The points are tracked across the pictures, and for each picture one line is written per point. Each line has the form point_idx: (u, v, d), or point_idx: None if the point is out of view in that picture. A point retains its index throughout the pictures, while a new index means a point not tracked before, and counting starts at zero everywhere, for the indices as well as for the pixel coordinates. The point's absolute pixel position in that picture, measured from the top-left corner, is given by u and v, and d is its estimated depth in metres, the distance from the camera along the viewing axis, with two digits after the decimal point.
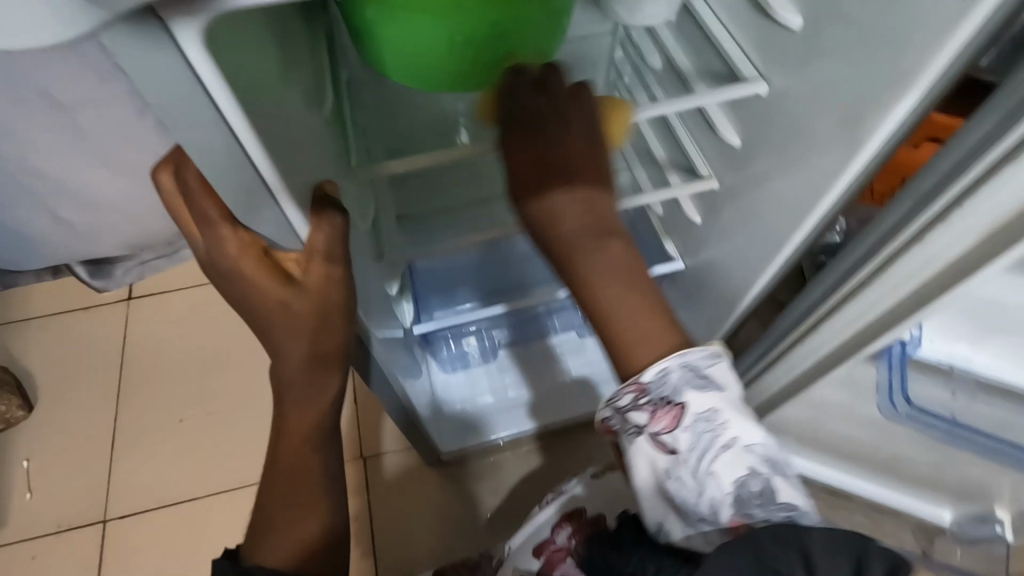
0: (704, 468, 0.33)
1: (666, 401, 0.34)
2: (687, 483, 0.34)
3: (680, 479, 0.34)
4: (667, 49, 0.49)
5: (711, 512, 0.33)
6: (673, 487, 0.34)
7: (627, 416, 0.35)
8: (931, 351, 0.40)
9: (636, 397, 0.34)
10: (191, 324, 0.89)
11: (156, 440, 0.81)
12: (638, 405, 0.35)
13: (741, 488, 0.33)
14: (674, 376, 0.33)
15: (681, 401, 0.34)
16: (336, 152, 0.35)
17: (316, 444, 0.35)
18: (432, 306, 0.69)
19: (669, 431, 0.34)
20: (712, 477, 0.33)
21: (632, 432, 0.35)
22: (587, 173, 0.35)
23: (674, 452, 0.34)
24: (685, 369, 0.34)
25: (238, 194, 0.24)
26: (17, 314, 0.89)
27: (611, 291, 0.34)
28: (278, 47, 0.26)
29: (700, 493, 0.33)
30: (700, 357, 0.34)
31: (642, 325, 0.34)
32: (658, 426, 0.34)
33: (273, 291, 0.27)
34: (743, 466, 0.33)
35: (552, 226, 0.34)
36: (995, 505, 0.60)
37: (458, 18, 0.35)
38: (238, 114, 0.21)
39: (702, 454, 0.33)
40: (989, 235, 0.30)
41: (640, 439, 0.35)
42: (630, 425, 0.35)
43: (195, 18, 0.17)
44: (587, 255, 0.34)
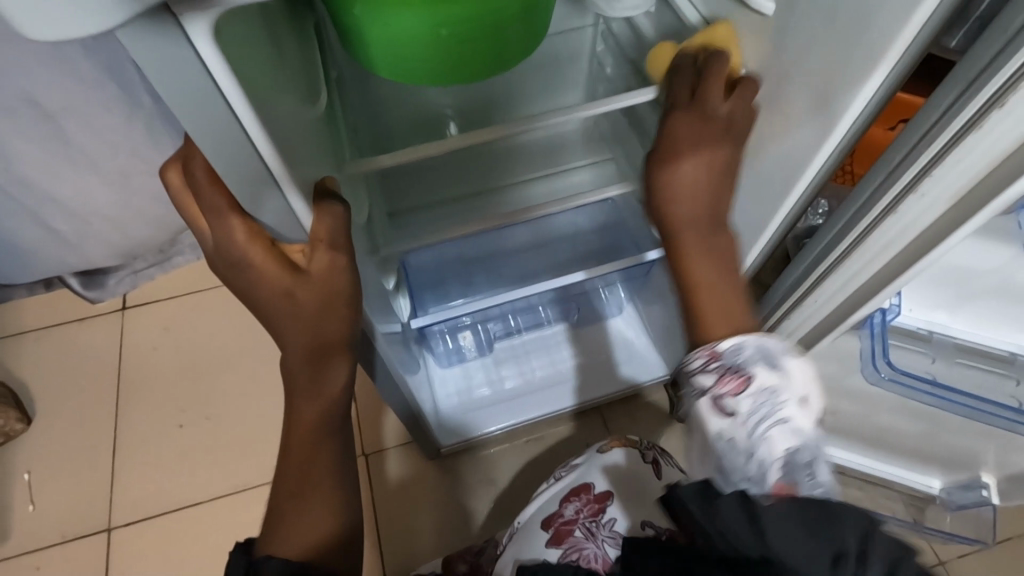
0: (759, 433, 0.34)
1: (733, 369, 0.35)
2: (739, 444, 0.34)
3: (734, 439, 0.35)
4: (647, 39, 0.51)
5: (757, 476, 0.34)
6: (724, 446, 0.35)
7: (694, 379, 0.36)
8: (910, 318, 0.43)
9: (707, 360, 0.35)
10: (187, 331, 0.89)
11: (157, 447, 0.82)
12: (707, 369, 0.35)
13: (790, 457, 0.34)
14: (747, 350, 0.35)
15: (751, 372, 0.34)
16: (330, 149, 0.36)
17: (326, 434, 0.35)
18: (426, 302, 0.70)
19: (734, 395, 0.34)
20: (765, 442, 0.34)
21: (696, 393, 0.36)
22: (723, 146, 0.37)
23: (733, 416, 0.35)
24: (757, 347, 0.35)
25: (244, 185, 0.25)
26: (12, 328, 0.89)
27: (703, 269, 0.36)
28: (272, 46, 0.27)
29: (751, 456, 0.34)
30: (774, 342, 0.35)
31: (723, 306, 0.37)
32: (723, 390, 0.35)
33: (280, 280, 0.28)
34: (796, 440, 0.34)
35: (668, 194, 0.37)
36: (982, 470, 0.62)
37: (444, 13, 0.36)
38: (243, 105, 0.22)
39: (761, 421, 0.34)
40: (958, 201, 0.32)
41: (702, 399, 0.36)
42: (695, 387, 0.36)
43: (205, 13, 0.18)
44: (696, 231, 0.37)
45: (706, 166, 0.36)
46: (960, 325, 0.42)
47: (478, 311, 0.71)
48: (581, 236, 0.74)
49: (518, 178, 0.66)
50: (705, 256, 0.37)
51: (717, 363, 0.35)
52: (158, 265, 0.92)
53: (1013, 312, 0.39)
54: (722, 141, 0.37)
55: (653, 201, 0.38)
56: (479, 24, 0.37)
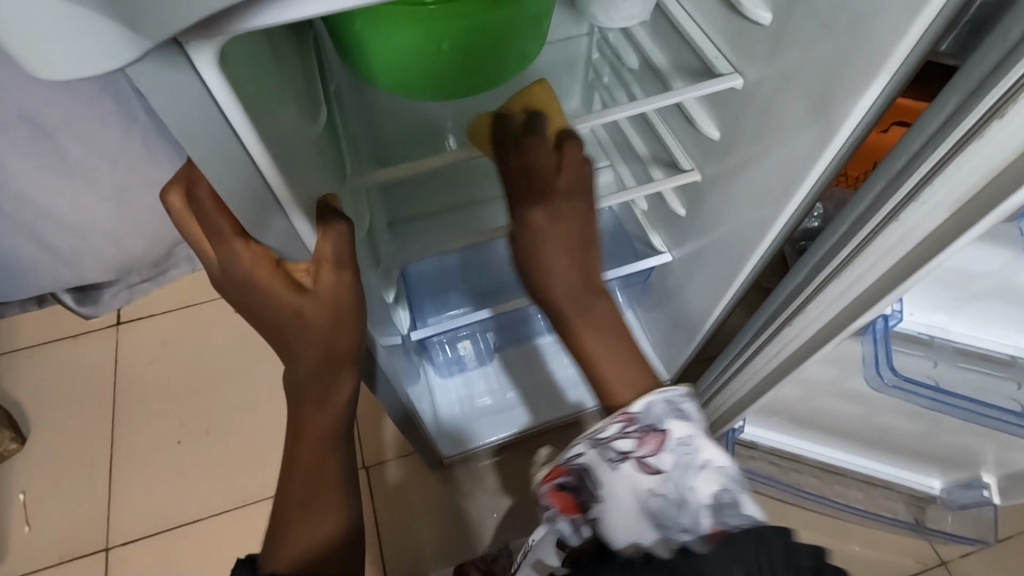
0: (687, 484, 0.34)
1: (652, 427, 0.35)
2: (670, 500, 0.34)
3: (663, 496, 0.34)
4: (643, 49, 0.51)
5: (694, 526, 0.33)
6: (655, 506, 0.34)
7: (610, 445, 0.35)
8: (912, 323, 0.43)
9: (624, 425, 0.36)
10: (183, 345, 0.88)
11: (154, 463, 0.81)
12: (624, 433, 0.35)
13: (718, 498, 0.34)
14: (657, 407, 0.36)
15: (665, 428, 0.35)
16: (332, 164, 0.36)
17: (332, 448, 0.35)
18: (425, 312, 0.70)
19: (654, 453, 0.35)
20: (693, 491, 0.34)
21: (614, 460, 0.35)
22: (578, 198, 0.40)
23: (659, 473, 0.34)
24: (665, 402, 0.36)
25: (249, 207, 0.25)
26: (5, 345, 0.88)
27: (596, 337, 0.40)
28: (274, 65, 0.27)
29: (684, 509, 0.34)
30: (676, 394, 0.37)
31: (625, 368, 0.40)
32: (643, 451, 0.35)
33: (286, 300, 0.27)
34: (720, 482, 0.35)
35: (539, 261, 0.40)
36: (982, 470, 0.63)
37: (443, 27, 0.36)
38: (250, 130, 0.22)
39: (688, 473, 0.34)
40: (959, 209, 0.32)
41: (623, 465, 0.35)
42: (612, 453, 0.35)
43: (212, 42, 0.18)
44: (579, 298, 0.40)
45: (551, 234, 0.40)
46: (961, 328, 0.42)
47: (477, 321, 0.71)
48: None
49: None
50: (583, 320, 0.40)
51: (635, 425, 0.35)
52: (153, 278, 0.91)
53: (1013, 315, 0.40)
54: (557, 222, 0.40)
55: (527, 268, 0.41)
56: (475, 37, 0.37)
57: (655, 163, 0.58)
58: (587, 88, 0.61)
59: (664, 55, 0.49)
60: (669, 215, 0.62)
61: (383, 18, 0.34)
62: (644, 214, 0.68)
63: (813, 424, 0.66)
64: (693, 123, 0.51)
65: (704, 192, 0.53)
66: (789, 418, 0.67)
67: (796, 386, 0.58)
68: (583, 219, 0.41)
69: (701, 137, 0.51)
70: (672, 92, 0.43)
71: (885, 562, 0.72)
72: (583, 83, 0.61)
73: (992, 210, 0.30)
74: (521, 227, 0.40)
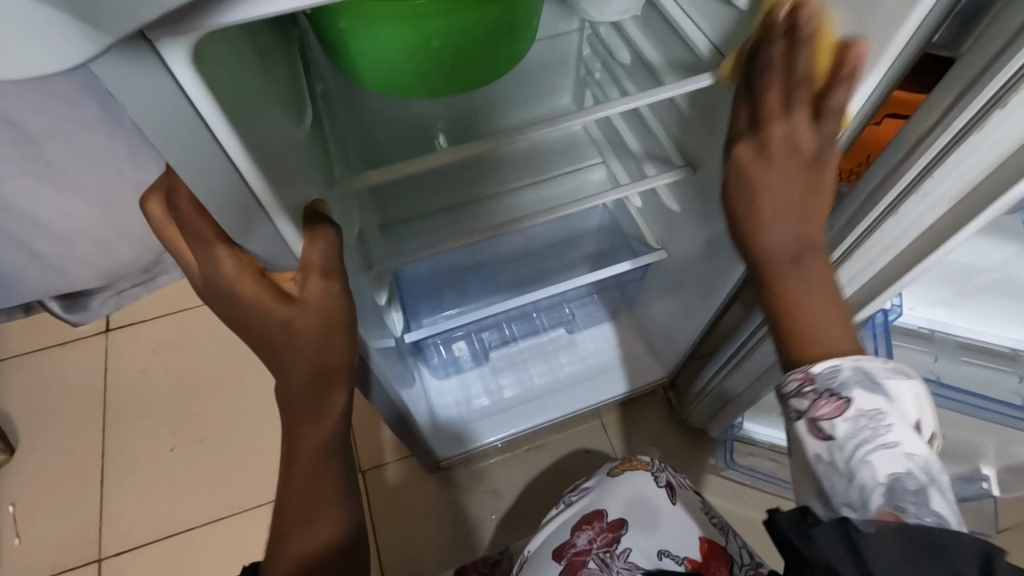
0: (858, 457, 0.33)
1: (831, 392, 0.33)
2: (838, 468, 0.34)
3: (831, 463, 0.34)
4: (636, 44, 0.50)
5: (860, 502, 0.32)
6: (823, 470, 0.34)
7: (789, 402, 0.35)
8: (912, 318, 0.43)
9: (801, 383, 0.34)
10: (174, 351, 0.87)
11: (147, 471, 0.80)
12: (802, 392, 0.34)
13: (895, 480, 0.32)
14: (844, 373, 0.33)
15: (849, 397, 0.33)
16: (318, 165, 0.35)
17: (327, 460, 0.34)
18: (420, 314, 0.70)
19: (831, 418, 0.33)
20: (865, 466, 0.32)
21: (792, 416, 0.35)
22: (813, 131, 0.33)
23: (830, 439, 0.34)
24: (856, 370, 0.33)
25: (232, 212, 0.24)
26: None
27: (793, 296, 0.35)
28: (257, 65, 0.26)
29: (852, 482, 0.33)
30: (878, 365, 0.33)
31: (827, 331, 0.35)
32: (821, 413, 0.34)
33: (273, 311, 0.27)
34: (902, 465, 0.32)
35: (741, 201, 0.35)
36: (982, 463, 0.62)
37: (432, 24, 0.35)
38: (227, 130, 0.21)
39: (864, 448, 0.33)
40: (959, 201, 0.31)
41: (799, 423, 0.35)
42: (790, 410, 0.35)
43: (183, 37, 0.17)
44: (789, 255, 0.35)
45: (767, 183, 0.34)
46: (962, 324, 0.42)
47: (473, 321, 0.70)
48: (575, 240, 0.73)
49: (506, 187, 0.65)
50: (802, 286, 0.35)
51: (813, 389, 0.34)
52: (142, 284, 0.89)
53: (1014, 309, 0.39)
54: (777, 165, 0.33)
55: (728, 199, 0.36)
56: (462, 35, 0.36)
57: (650, 159, 0.57)
58: (579, 84, 0.60)
59: (657, 50, 0.48)
60: (665, 211, 0.61)
61: (364, 15, 0.34)
62: (639, 211, 0.67)
63: None
64: (687, 119, 0.50)
65: (699, 188, 0.53)
66: None
67: None
68: (815, 162, 0.33)
69: (696, 132, 0.50)
70: (665, 86, 0.43)
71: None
72: (574, 79, 0.60)
73: (995, 202, 0.30)
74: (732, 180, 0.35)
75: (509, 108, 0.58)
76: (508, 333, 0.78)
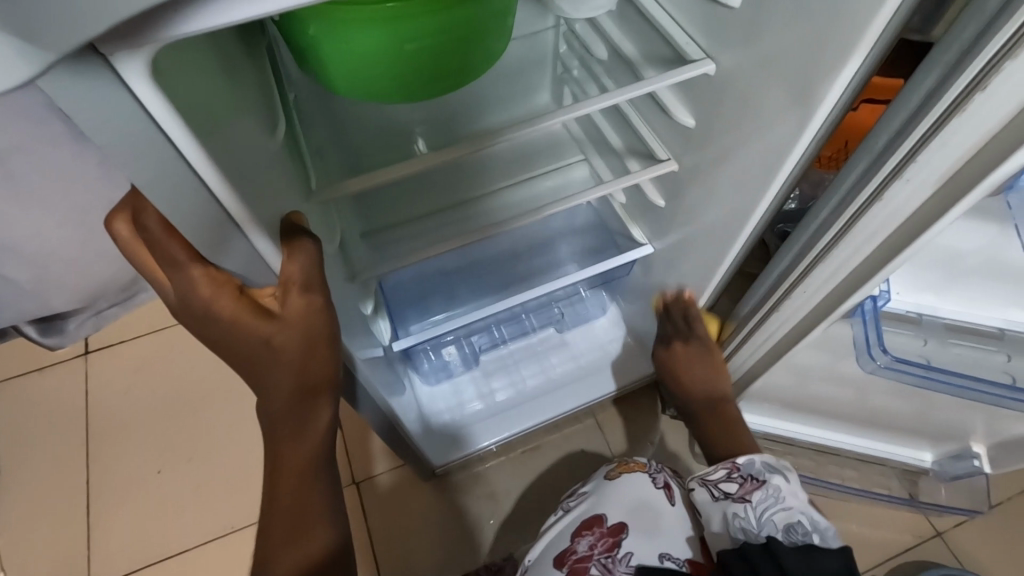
0: (765, 515, 0.44)
1: (750, 476, 0.48)
2: (749, 521, 0.44)
3: (744, 519, 0.45)
4: (613, 39, 0.50)
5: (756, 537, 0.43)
6: (738, 524, 0.45)
7: (716, 483, 0.49)
8: (899, 303, 0.42)
9: (729, 471, 0.49)
10: (157, 370, 0.85)
11: (134, 495, 0.78)
12: (730, 477, 0.49)
13: (789, 527, 0.43)
14: (756, 464, 0.49)
15: (762, 480, 0.47)
16: (294, 177, 0.34)
17: (314, 475, 0.33)
18: (408, 321, 0.69)
19: (749, 492, 0.47)
20: (769, 520, 0.44)
21: (718, 492, 0.48)
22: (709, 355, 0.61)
23: (745, 503, 0.46)
24: (763, 464, 0.49)
25: (204, 230, 0.23)
26: None
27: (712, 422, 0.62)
28: (224, 76, 0.25)
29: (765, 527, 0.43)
30: (769, 461, 0.49)
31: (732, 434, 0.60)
32: (739, 488, 0.48)
33: (253, 330, 0.25)
34: (794, 518, 0.43)
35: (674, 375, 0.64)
36: (972, 441, 0.63)
37: (405, 27, 0.34)
38: (193, 146, 0.20)
39: (767, 508, 0.45)
40: (942, 185, 0.31)
41: (724, 497, 0.47)
42: (716, 489, 0.49)
43: (139, 51, 0.17)
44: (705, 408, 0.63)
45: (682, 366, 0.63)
46: (949, 306, 0.42)
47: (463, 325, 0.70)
48: (560, 239, 0.73)
49: (490, 189, 0.64)
50: (725, 435, 0.60)
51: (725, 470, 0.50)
52: (120, 304, 0.87)
53: (999, 289, 0.39)
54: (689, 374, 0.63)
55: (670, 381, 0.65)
56: (437, 34, 0.35)
57: (632, 155, 0.57)
58: (558, 83, 0.60)
59: (634, 45, 0.48)
60: (649, 206, 0.61)
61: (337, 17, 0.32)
62: (623, 207, 0.67)
63: (804, 407, 0.66)
64: (666, 113, 0.50)
65: (682, 182, 0.52)
66: (780, 403, 0.67)
67: (785, 372, 0.58)
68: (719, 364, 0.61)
69: (676, 126, 0.50)
70: (644, 81, 0.42)
71: (883, 539, 0.73)
72: (553, 78, 0.59)
73: (977, 185, 0.30)
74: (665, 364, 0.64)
75: (489, 108, 0.58)
76: (498, 336, 0.78)
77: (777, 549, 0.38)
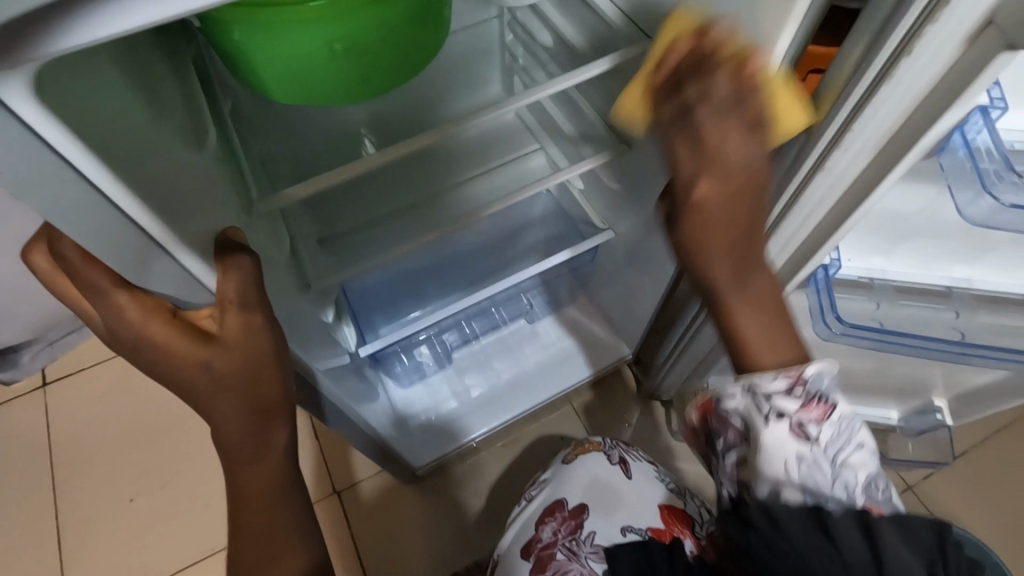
0: (839, 456, 0.36)
1: (819, 396, 0.36)
2: (824, 467, 0.36)
3: (815, 462, 0.36)
4: (556, 25, 0.49)
5: (846, 498, 0.35)
6: (808, 471, 0.36)
7: (775, 403, 0.36)
8: (851, 269, 0.43)
9: (791, 385, 0.36)
10: (120, 396, 0.82)
11: (108, 527, 0.75)
12: (792, 394, 0.36)
13: (868, 478, 0.37)
14: (825, 381, 0.36)
15: (832, 402, 0.37)
16: (231, 188, 0.33)
17: (283, 497, 0.32)
18: (375, 323, 0.68)
19: (817, 422, 0.36)
20: (845, 465, 0.36)
21: (772, 416, 0.37)
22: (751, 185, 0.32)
23: (811, 440, 0.36)
24: (828, 380, 0.37)
25: (124, 253, 0.22)
26: None
27: (754, 324, 0.36)
28: (136, 88, 0.24)
29: (835, 477, 0.36)
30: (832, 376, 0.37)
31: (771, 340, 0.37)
32: (809, 416, 0.36)
33: (189, 354, 0.25)
34: (867, 459, 0.37)
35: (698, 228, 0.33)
36: (934, 395, 0.65)
37: (335, 27, 0.33)
38: (97, 166, 0.19)
39: (840, 447, 0.37)
40: (878, 152, 0.32)
41: (779, 424, 0.36)
42: (772, 410, 0.36)
43: (18, 70, 0.16)
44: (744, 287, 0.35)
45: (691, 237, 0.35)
46: (898, 268, 0.43)
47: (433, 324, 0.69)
48: (523, 231, 0.73)
49: (449, 183, 0.63)
50: (745, 303, 0.36)
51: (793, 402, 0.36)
52: (75, 331, 0.84)
53: (944, 248, 0.40)
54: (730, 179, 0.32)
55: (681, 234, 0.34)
56: (379, 33, 0.35)
57: (585, 141, 0.57)
58: (506, 72, 0.59)
59: (577, 30, 0.48)
60: (607, 190, 0.61)
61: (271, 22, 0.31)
62: (582, 193, 0.67)
63: None
64: (614, 96, 0.50)
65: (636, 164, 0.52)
66: None
67: None
68: (752, 177, 0.32)
69: None
70: (587, 66, 0.42)
71: None
72: (501, 67, 0.58)
73: (910, 150, 0.30)
74: (681, 193, 0.32)
75: (439, 102, 0.57)
76: (469, 332, 0.76)
77: (875, 523, 0.32)
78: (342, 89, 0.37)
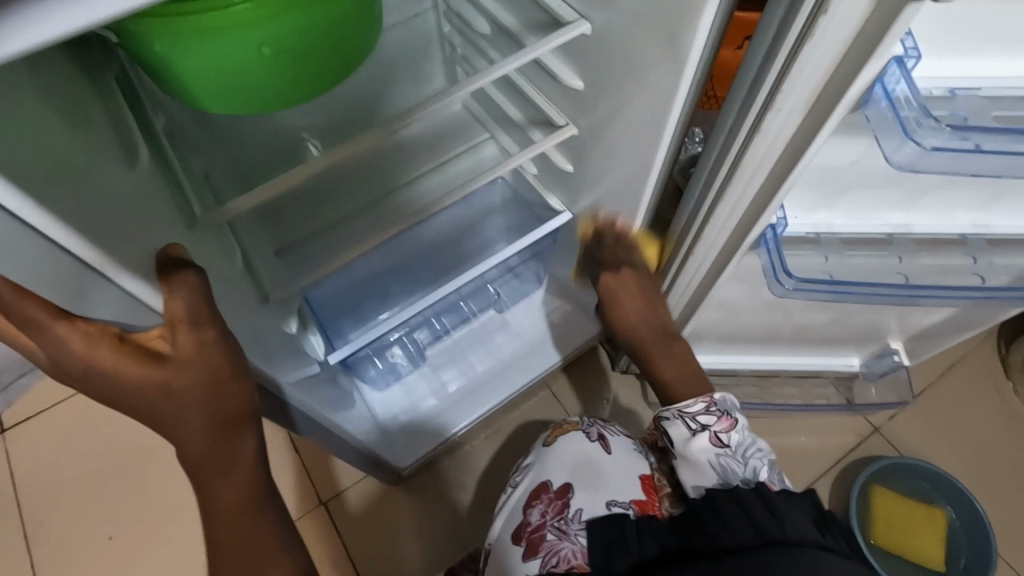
0: (746, 454, 0.46)
1: (724, 412, 0.48)
2: (735, 462, 0.45)
3: (729, 459, 0.45)
4: (491, 13, 0.49)
5: (752, 477, 0.44)
6: (724, 463, 0.45)
7: (693, 417, 0.48)
8: (798, 226, 0.45)
9: (706, 406, 0.49)
10: (86, 434, 0.80)
11: (89, 568, 0.73)
12: (707, 411, 0.48)
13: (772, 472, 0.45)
14: (724, 403, 0.50)
15: (733, 417, 0.48)
16: (171, 205, 0.32)
17: (260, 510, 0.32)
18: (344, 329, 0.67)
19: (726, 430, 0.47)
20: (752, 460, 0.45)
21: (695, 428, 0.48)
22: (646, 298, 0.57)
23: (725, 445, 0.46)
24: (726, 402, 0.50)
25: (64, 284, 0.22)
26: None
27: (677, 376, 0.56)
28: (55, 110, 0.23)
29: (746, 467, 0.45)
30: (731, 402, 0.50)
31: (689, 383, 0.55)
32: (719, 426, 0.48)
33: (145, 377, 0.24)
34: (769, 461, 0.46)
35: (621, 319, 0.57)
36: (890, 339, 0.69)
37: (262, 31, 0.32)
38: (18, 196, 0.18)
39: (746, 451, 0.46)
40: (811, 110, 0.33)
41: (701, 433, 0.47)
42: (694, 424, 0.48)
43: None
44: (660, 355, 0.57)
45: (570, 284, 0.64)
46: (842, 220, 0.45)
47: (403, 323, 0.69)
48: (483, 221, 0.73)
49: (405, 180, 0.63)
50: (666, 359, 0.57)
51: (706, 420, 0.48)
52: (29, 372, 0.81)
53: (882, 197, 0.42)
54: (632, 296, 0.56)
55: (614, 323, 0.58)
56: (322, 32, 0.35)
57: (533, 125, 0.57)
58: (448, 64, 0.58)
59: (512, 15, 0.47)
60: (560, 173, 0.61)
61: (214, 28, 0.31)
62: (536, 177, 0.67)
63: (739, 339, 0.70)
64: (555, 78, 0.50)
65: (584, 144, 0.53)
66: (717, 339, 0.70)
67: (714, 309, 0.61)
68: (646, 289, 0.57)
69: (568, 91, 0.50)
70: (525, 50, 0.42)
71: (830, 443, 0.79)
72: (442, 60, 0.58)
73: (838, 106, 0.31)
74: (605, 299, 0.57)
75: (383, 99, 0.56)
76: (439, 327, 0.76)
77: (766, 491, 0.40)
78: (293, 90, 0.37)
